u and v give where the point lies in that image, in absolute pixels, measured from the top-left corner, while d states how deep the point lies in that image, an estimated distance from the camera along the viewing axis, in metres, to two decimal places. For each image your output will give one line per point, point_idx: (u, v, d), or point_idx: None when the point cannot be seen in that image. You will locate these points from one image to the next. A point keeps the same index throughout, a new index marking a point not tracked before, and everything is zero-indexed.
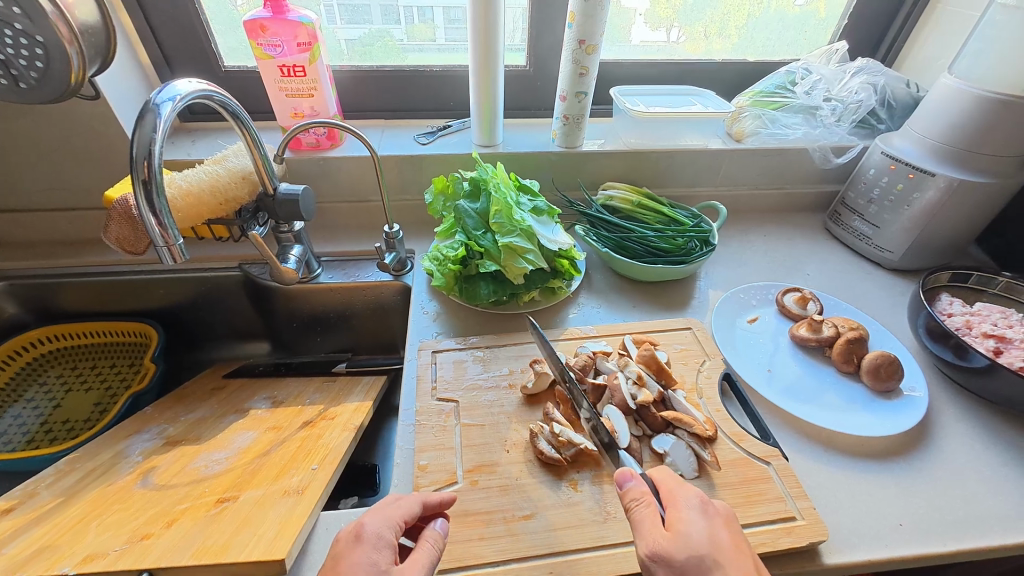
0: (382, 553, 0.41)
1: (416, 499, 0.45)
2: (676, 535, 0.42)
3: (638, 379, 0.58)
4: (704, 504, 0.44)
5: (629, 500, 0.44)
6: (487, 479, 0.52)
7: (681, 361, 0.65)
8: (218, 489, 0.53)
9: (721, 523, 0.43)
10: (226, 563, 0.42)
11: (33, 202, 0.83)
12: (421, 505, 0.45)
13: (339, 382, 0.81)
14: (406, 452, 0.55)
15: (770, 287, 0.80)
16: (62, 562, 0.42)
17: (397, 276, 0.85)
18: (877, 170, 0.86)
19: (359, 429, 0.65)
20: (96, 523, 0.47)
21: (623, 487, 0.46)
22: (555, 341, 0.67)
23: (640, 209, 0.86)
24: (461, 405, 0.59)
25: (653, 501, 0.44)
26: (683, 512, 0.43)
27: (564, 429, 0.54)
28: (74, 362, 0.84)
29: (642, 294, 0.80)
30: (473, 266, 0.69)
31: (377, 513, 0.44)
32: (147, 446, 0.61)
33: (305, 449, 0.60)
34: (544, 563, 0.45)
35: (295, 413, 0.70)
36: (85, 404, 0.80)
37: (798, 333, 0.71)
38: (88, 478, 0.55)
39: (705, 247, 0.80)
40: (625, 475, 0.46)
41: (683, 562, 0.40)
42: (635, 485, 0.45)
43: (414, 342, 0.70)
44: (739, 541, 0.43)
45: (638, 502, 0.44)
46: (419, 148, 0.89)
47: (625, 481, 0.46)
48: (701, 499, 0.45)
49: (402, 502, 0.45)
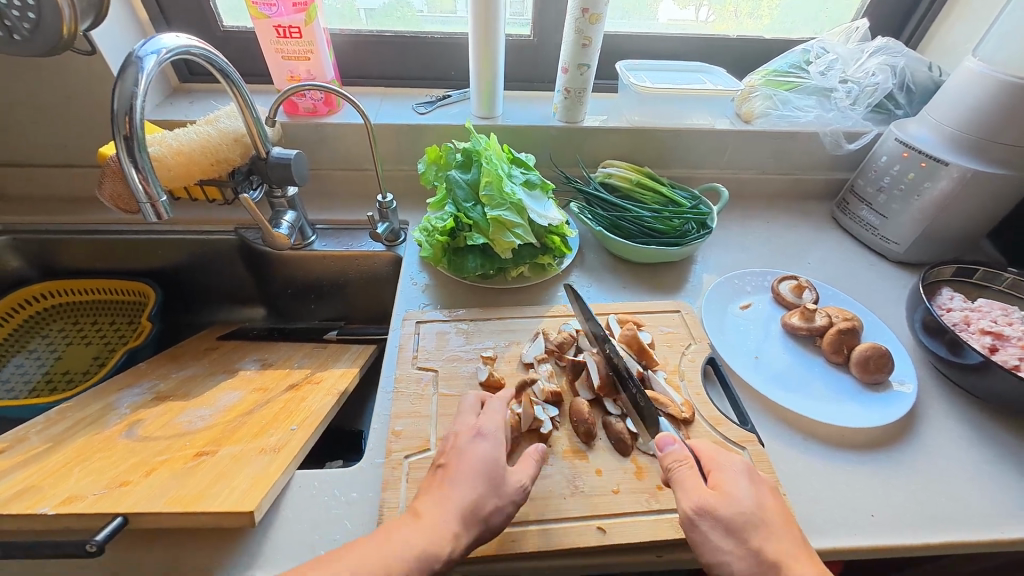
0: (497, 450, 0.47)
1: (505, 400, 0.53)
2: (722, 496, 0.43)
3: (617, 358, 0.58)
4: (749, 472, 0.46)
5: (671, 462, 0.46)
6: None
7: (666, 343, 0.64)
8: (199, 443, 0.54)
9: (765, 490, 0.45)
10: (199, 512, 0.44)
11: (35, 158, 0.84)
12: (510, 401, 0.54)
13: (329, 349, 0.82)
14: (382, 418, 0.56)
15: (765, 273, 0.79)
16: (43, 502, 0.44)
17: (390, 246, 0.85)
18: (889, 157, 0.82)
19: (342, 394, 0.66)
20: (80, 468, 0.49)
21: (663, 450, 0.47)
22: (541, 317, 0.67)
23: (638, 188, 0.84)
24: (440, 375, 0.59)
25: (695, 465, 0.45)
26: (731, 477, 0.45)
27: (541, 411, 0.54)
28: (75, 318, 0.87)
29: (635, 275, 0.79)
30: (462, 238, 0.69)
31: (489, 416, 0.51)
32: (136, 400, 0.63)
33: (288, 411, 0.61)
34: (509, 531, 0.46)
35: (283, 376, 0.71)
36: (84, 358, 0.82)
37: (789, 321, 0.69)
38: (77, 426, 0.56)
39: (701, 230, 0.78)
40: (665, 439, 0.47)
41: (731, 523, 0.42)
42: (677, 449, 0.46)
43: (401, 311, 0.70)
44: (784, 507, 0.44)
45: (678, 464, 0.45)
46: (417, 118, 0.88)
47: (666, 445, 0.46)
48: (745, 467, 0.46)
49: (497, 405, 0.52)
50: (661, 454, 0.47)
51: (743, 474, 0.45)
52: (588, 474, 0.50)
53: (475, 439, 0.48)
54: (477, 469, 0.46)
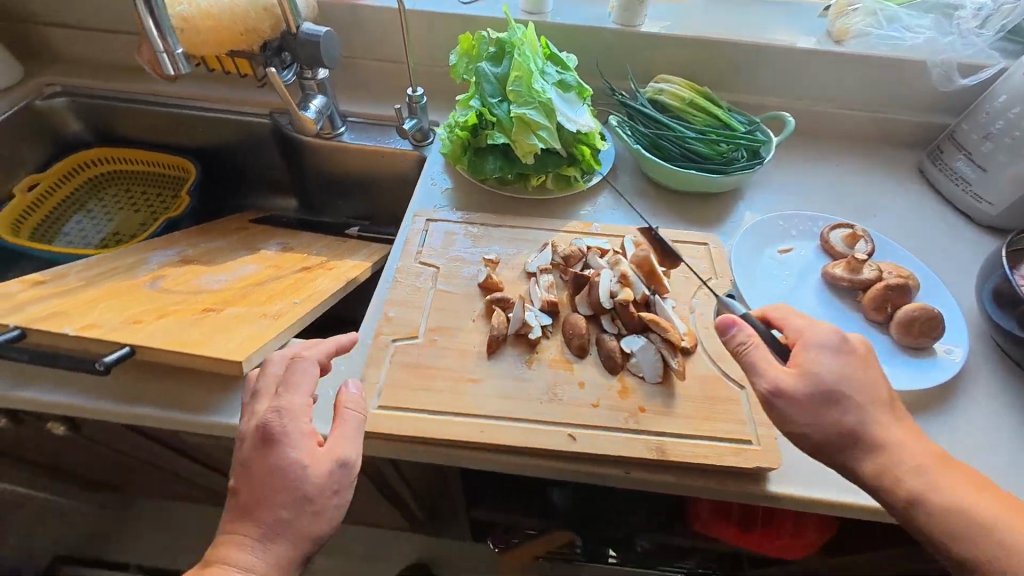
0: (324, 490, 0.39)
1: (313, 360, 0.44)
2: (802, 372, 0.41)
3: (623, 277, 0.55)
4: (838, 344, 0.42)
5: (735, 345, 0.42)
6: (446, 340, 0.52)
7: (683, 274, 0.60)
8: (211, 301, 0.57)
9: (858, 361, 0.41)
10: (195, 354, 0.47)
11: (91, 21, 0.87)
12: (317, 364, 0.44)
13: (349, 243, 0.83)
14: (378, 303, 0.57)
15: (818, 219, 0.70)
16: (67, 325, 0.48)
17: (417, 146, 0.83)
18: (1009, 97, 0.68)
19: (350, 281, 0.67)
20: (104, 304, 0.53)
21: (726, 334, 0.43)
22: (554, 230, 0.63)
23: (690, 109, 0.75)
24: (440, 271, 0.59)
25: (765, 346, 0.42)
26: (813, 355, 0.41)
27: (534, 316, 0.53)
28: (127, 185, 0.93)
29: (667, 203, 0.72)
30: (484, 137, 0.65)
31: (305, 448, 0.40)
32: (165, 260, 0.67)
33: (296, 288, 0.63)
34: (479, 422, 0.46)
35: (300, 259, 0.74)
36: (133, 223, 0.88)
37: (831, 271, 0.62)
38: (110, 272, 0.61)
39: (752, 160, 0.70)
40: (726, 322, 0.42)
41: (810, 400, 0.40)
42: (740, 331, 0.42)
43: (415, 208, 0.69)
44: (877, 374, 0.41)
45: (746, 346, 0.42)
46: (459, 8, 0.81)
47: (728, 327, 0.42)
48: (835, 338, 0.42)
49: (299, 369, 0.43)
50: (724, 338, 0.43)
51: (829, 346, 0.42)
52: (570, 385, 0.49)
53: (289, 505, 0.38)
54: (283, 463, 0.39)
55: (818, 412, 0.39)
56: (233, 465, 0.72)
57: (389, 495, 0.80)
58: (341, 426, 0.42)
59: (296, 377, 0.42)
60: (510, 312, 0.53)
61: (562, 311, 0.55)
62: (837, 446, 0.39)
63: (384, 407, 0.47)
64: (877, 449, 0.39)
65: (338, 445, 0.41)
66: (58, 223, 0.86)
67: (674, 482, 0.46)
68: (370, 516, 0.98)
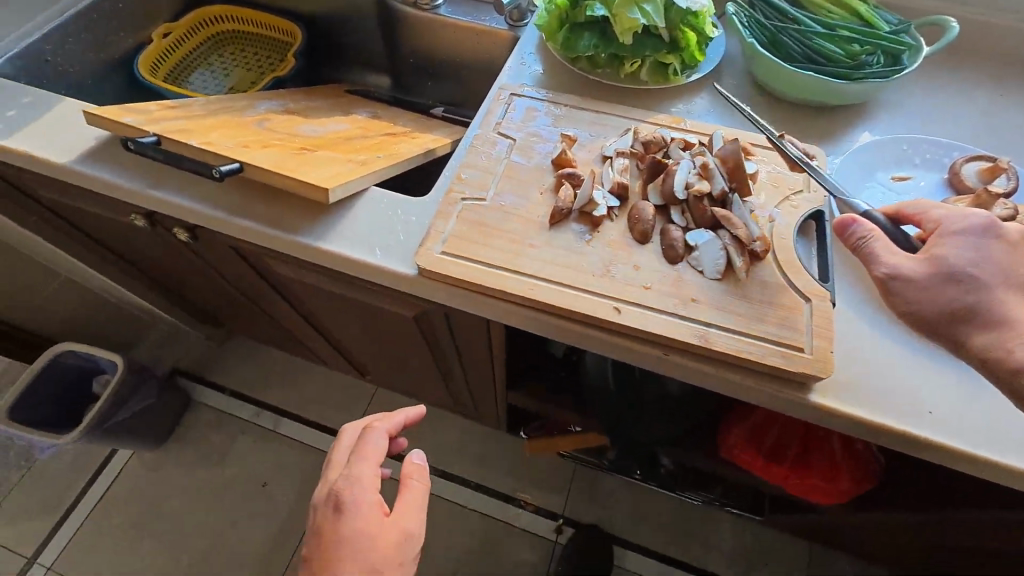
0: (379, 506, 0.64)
1: (381, 432, 0.69)
2: (930, 260, 0.44)
3: (703, 170, 0.52)
4: (977, 229, 0.45)
5: (852, 241, 0.46)
6: (512, 206, 0.53)
7: (772, 182, 0.55)
8: (308, 143, 0.62)
9: (997, 246, 0.44)
10: (291, 178, 0.52)
11: None
12: (384, 434, 0.69)
13: (433, 122, 0.85)
14: (453, 165, 0.59)
15: (952, 149, 0.60)
16: (192, 138, 0.55)
17: (512, 26, 0.80)
18: None
19: (429, 150, 0.70)
20: (220, 130, 0.60)
21: (845, 232, 0.46)
22: (640, 119, 0.60)
23: (827, 2, 0.65)
24: (516, 143, 0.59)
25: (888, 240, 0.45)
26: (943, 242, 0.45)
27: (600, 196, 0.52)
28: (243, 44, 0.99)
29: (773, 110, 0.65)
30: (583, 10, 0.62)
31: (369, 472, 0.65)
32: (271, 108, 0.73)
33: (381, 146, 0.67)
34: (530, 282, 0.49)
35: (386, 127, 0.77)
36: (246, 80, 0.96)
37: (951, 204, 0.54)
38: (226, 109, 0.68)
39: (888, 68, 0.61)
40: (846, 221, 0.46)
41: (934, 281, 0.43)
42: (858, 228, 0.46)
43: (501, 83, 0.68)
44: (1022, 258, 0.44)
45: (863, 242, 0.46)
46: None
47: (849, 225, 0.46)
48: (976, 225, 0.45)
49: (370, 441, 0.67)
50: (842, 236, 0.47)
51: (965, 235, 0.45)
52: (625, 265, 0.49)
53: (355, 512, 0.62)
54: (358, 512, 0.62)
55: (936, 287, 0.43)
56: (313, 304, 0.82)
57: (440, 362, 0.88)
58: (402, 497, 0.65)
59: (367, 450, 0.67)
60: (577, 190, 0.53)
61: (631, 197, 0.53)
62: (962, 320, 0.42)
63: (446, 253, 0.50)
64: (1006, 327, 0.42)
65: (396, 507, 0.64)
66: (186, 72, 0.95)
67: (712, 372, 0.47)
68: (421, 384, 1.09)
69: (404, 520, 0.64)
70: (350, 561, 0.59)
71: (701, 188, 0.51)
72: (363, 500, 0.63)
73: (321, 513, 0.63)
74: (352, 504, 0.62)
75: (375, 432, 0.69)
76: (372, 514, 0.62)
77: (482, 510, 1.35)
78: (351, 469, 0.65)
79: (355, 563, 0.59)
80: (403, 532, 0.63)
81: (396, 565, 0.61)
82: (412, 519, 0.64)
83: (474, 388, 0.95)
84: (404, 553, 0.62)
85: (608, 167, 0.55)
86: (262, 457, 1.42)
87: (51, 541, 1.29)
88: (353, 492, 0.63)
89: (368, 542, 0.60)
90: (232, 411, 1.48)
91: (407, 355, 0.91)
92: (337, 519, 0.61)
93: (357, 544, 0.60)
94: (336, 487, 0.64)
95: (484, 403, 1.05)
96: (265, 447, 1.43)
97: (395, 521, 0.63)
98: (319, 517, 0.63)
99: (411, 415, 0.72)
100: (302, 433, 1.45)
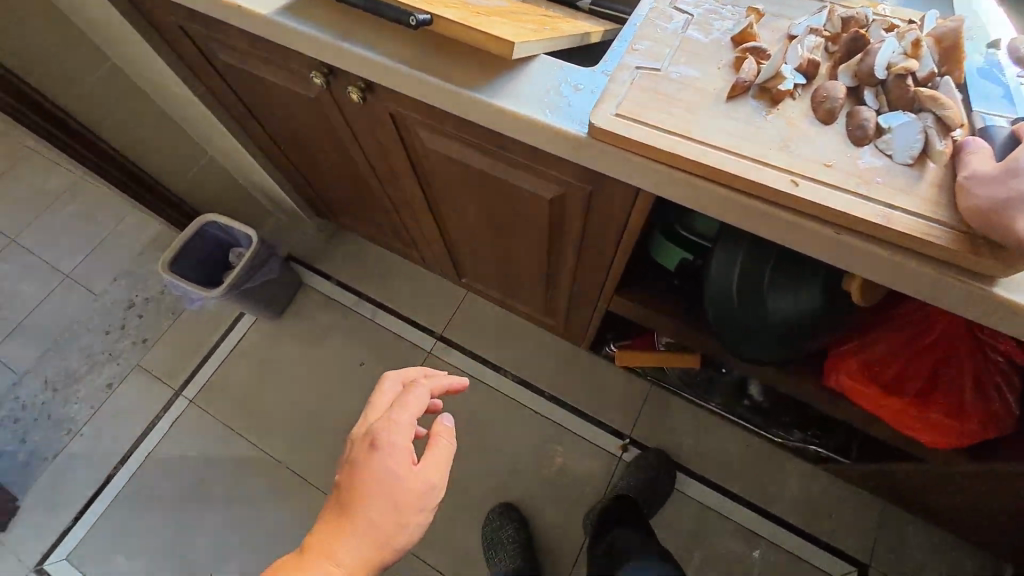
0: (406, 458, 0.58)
1: (423, 388, 0.64)
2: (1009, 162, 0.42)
3: (913, 48, 0.49)
4: None
5: (955, 154, 0.46)
6: (689, 79, 0.53)
7: (984, 72, 0.50)
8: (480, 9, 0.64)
9: None
10: (478, 31, 0.54)
11: None
12: (426, 390, 0.64)
13: (580, 12, 0.83)
14: (626, 39, 0.59)
15: None
16: None
17: None
18: None
19: (588, 32, 0.69)
20: None
21: (961, 149, 0.46)
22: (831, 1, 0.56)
23: None
24: (695, 19, 0.57)
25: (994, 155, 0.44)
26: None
27: (785, 68, 0.51)
28: None
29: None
30: None
31: (402, 423, 0.60)
32: None
33: (541, 20, 0.67)
34: (707, 148, 0.49)
35: (539, 8, 0.76)
36: None
37: None
38: None
39: None
40: (968, 140, 0.45)
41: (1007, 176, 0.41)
42: (974, 146, 0.45)
43: None
44: None
45: (966, 156, 0.45)
46: None
47: (966, 143, 0.45)
48: None
49: (412, 393, 0.63)
50: (954, 152, 0.46)
51: None
52: (806, 142, 0.48)
53: (385, 460, 0.57)
54: (392, 458, 0.58)
55: (999, 182, 0.41)
56: (445, 183, 0.87)
57: (554, 258, 0.92)
58: (430, 454, 0.61)
59: (407, 400, 0.62)
60: (758, 65, 0.52)
61: (818, 76, 0.51)
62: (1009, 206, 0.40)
63: (620, 115, 0.52)
64: None
65: (424, 463, 0.60)
66: None
67: (884, 255, 0.46)
68: (524, 286, 1.15)
69: (429, 475, 0.59)
70: (376, 503, 0.56)
71: (908, 66, 0.49)
72: (398, 453, 0.58)
73: (354, 449, 0.60)
74: (384, 453, 0.58)
75: (417, 385, 0.64)
76: (403, 466, 0.58)
77: (553, 417, 1.44)
78: (393, 413, 0.60)
79: (380, 510, 0.56)
80: (429, 486, 0.59)
81: (412, 520, 0.57)
82: (439, 478, 0.60)
83: (578, 291, 0.99)
84: (424, 507, 0.58)
85: (799, 42, 0.52)
86: (361, 340, 1.58)
87: (193, 380, 1.54)
88: (391, 437, 0.58)
89: (394, 491, 0.56)
90: (336, 297, 1.64)
91: (521, 249, 0.96)
92: (370, 453, 0.58)
93: (386, 494, 0.56)
94: (372, 428, 0.59)
95: (580, 310, 1.10)
96: (363, 332, 1.59)
97: (424, 476, 0.59)
98: (355, 451, 0.59)
99: (453, 382, 0.68)
100: (395, 325, 1.59)
